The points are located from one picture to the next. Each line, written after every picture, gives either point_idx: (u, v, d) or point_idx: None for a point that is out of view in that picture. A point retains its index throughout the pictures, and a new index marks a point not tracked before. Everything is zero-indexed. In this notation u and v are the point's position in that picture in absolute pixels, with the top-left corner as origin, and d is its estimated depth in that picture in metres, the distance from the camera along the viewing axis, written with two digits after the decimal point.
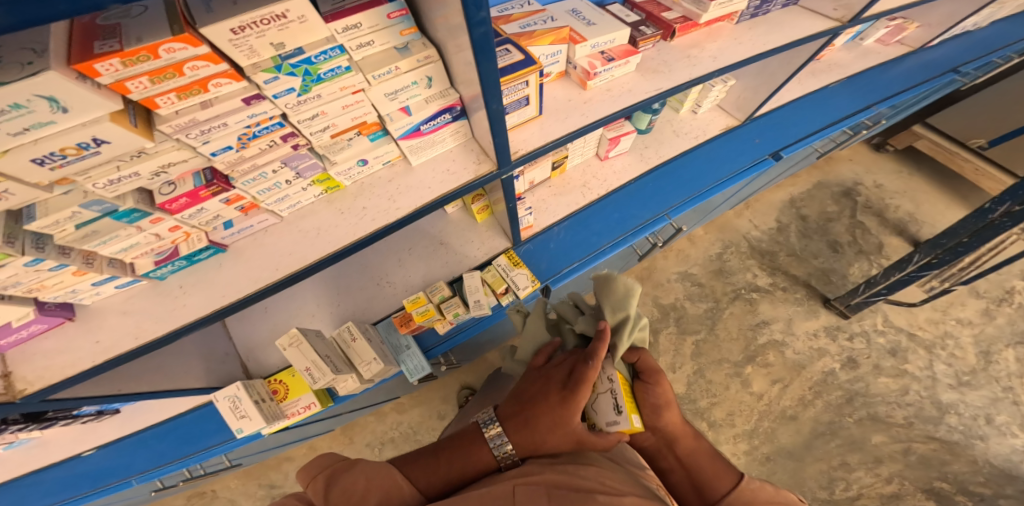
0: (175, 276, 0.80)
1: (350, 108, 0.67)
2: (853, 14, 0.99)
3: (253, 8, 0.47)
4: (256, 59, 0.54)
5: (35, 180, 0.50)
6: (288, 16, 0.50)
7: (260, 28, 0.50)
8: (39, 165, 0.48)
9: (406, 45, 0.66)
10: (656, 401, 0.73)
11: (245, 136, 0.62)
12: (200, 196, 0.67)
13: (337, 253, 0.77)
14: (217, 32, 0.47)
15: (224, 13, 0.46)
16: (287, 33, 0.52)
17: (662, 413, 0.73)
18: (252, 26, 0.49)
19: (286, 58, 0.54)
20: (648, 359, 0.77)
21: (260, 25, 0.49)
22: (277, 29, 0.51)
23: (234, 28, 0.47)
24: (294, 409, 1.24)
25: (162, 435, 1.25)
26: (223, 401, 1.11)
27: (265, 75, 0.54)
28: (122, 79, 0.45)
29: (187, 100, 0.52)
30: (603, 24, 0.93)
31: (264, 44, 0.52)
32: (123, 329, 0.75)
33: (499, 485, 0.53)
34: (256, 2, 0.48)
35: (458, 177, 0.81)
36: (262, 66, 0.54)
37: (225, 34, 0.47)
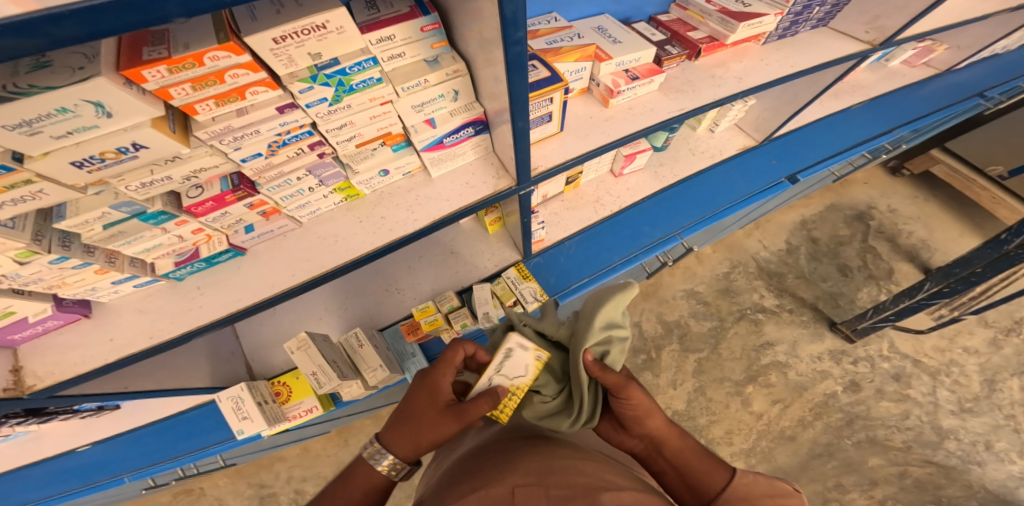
0: (192, 277, 0.81)
1: (377, 118, 0.64)
2: (885, 38, 0.98)
3: (297, 17, 0.45)
4: (293, 69, 0.51)
5: (71, 181, 0.50)
6: (327, 27, 0.48)
7: (300, 39, 0.47)
8: (77, 168, 0.48)
9: (436, 58, 0.64)
10: (633, 412, 0.67)
11: (275, 143, 0.59)
12: (226, 200, 0.67)
13: (356, 260, 0.77)
14: (260, 41, 0.44)
15: (269, 22, 0.45)
16: (325, 43, 0.50)
17: (640, 420, 0.66)
18: (293, 36, 0.46)
19: (321, 68, 0.51)
20: (610, 375, 0.66)
21: (300, 36, 0.47)
22: (316, 39, 0.49)
23: (276, 37, 0.45)
24: (296, 412, 1.24)
25: (162, 431, 1.32)
26: (226, 401, 1.12)
27: (301, 84, 0.51)
28: (166, 85, 0.44)
29: (224, 107, 0.50)
30: (629, 42, 0.93)
31: (302, 54, 0.49)
32: (136, 328, 0.76)
33: (498, 487, 0.50)
34: (298, 12, 0.46)
35: (477, 190, 0.81)
36: (299, 76, 0.51)
37: (267, 43, 0.45)
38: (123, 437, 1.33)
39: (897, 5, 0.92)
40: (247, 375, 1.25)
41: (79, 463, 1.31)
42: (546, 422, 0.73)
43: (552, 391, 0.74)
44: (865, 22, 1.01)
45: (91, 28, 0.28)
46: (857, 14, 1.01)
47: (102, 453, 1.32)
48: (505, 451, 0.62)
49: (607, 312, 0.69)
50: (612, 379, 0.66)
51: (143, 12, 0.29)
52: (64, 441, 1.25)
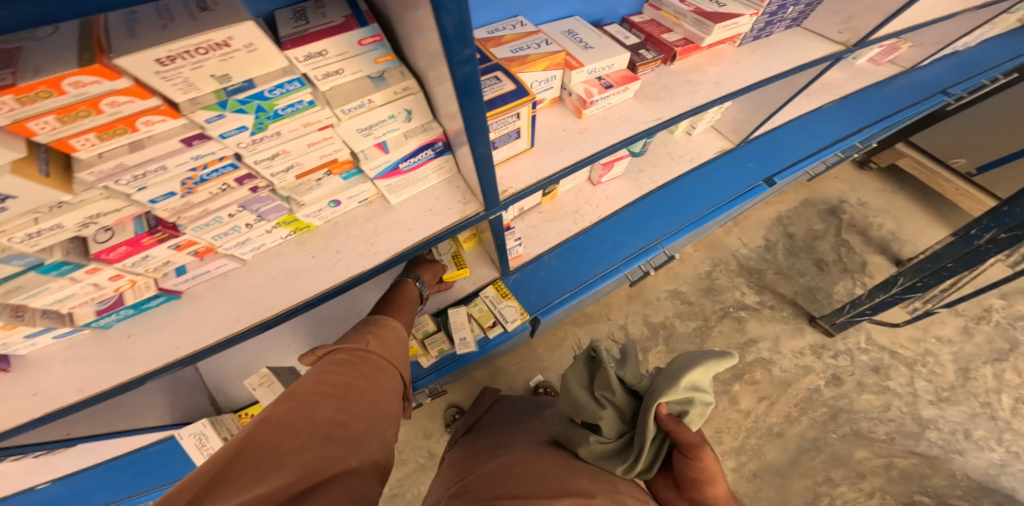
0: (122, 324, 0.70)
1: (316, 145, 0.56)
2: (859, 38, 0.94)
3: (188, 33, 0.35)
4: (194, 94, 0.42)
5: None
6: (231, 45, 0.38)
7: (196, 58, 0.38)
8: None
9: (383, 74, 0.56)
10: (697, 476, 0.74)
11: (190, 181, 0.50)
12: (143, 243, 0.57)
13: (309, 301, 0.69)
14: (138, 63, 0.35)
15: (151, 40, 0.35)
16: (232, 64, 0.40)
17: (702, 488, 0.74)
18: (185, 56, 0.37)
19: (232, 93, 0.42)
20: (687, 435, 0.72)
21: (196, 55, 0.37)
22: (218, 59, 0.39)
23: (161, 58, 0.36)
24: None
25: (126, 466, 1.24)
26: (188, 438, 1.08)
27: (206, 113, 0.42)
28: (21, 120, 0.35)
29: (112, 141, 0.42)
30: (602, 48, 0.86)
31: (203, 76, 0.40)
32: (63, 380, 0.65)
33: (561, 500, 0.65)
34: (191, 27, 0.36)
35: (443, 217, 0.74)
36: (202, 103, 0.42)
37: (150, 65, 0.36)
38: (85, 473, 1.24)
39: (871, 5, 0.89)
40: (212, 409, 1.19)
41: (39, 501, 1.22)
42: (602, 463, 0.79)
43: (612, 435, 0.81)
44: (839, 23, 0.97)
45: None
46: (830, 14, 0.97)
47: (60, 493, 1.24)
48: (559, 463, 0.79)
49: (696, 378, 0.72)
50: (686, 437, 0.72)
51: None
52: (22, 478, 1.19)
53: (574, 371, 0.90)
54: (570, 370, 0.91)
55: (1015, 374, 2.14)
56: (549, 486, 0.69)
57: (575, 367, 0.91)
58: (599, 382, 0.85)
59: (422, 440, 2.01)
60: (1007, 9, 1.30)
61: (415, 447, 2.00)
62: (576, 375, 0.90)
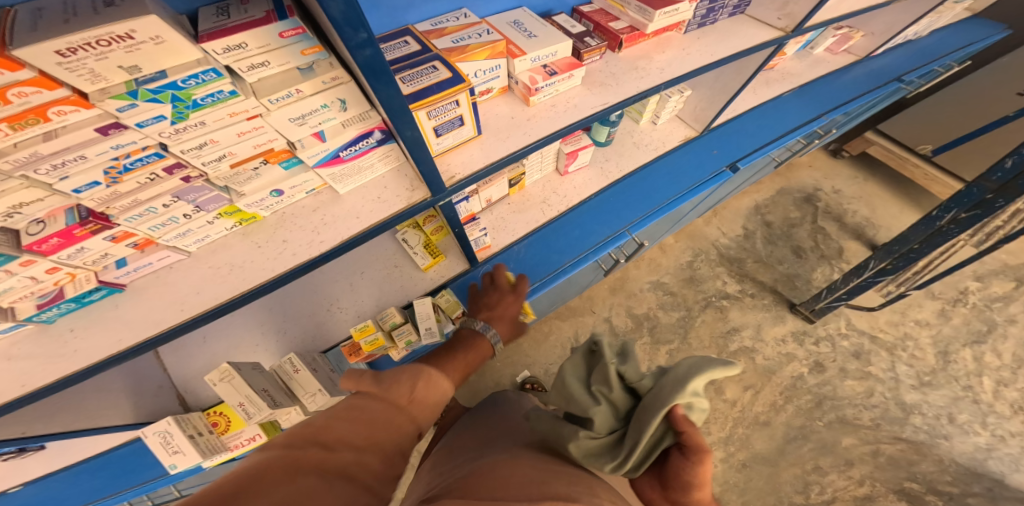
0: (66, 318, 0.68)
1: (247, 135, 0.57)
2: (796, 24, 0.97)
3: (86, 26, 0.37)
4: (103, 84, 0.42)
5: None
6: (135, 38, 0.40)
7: (100, 50, 0.39)
8: None
9: (312, 65, 0.57)
10: (691, 480, 0.62)
11: (114, 170, 0.50)
12: (75, 235, 0.56)
13: (256, 290, 0.69)
14: (36, 54, 0.35)
15: (50, 32, 0.36)
16: (139, 55, 0.42)
17: (692, 492, 0.62)
18: (87, 47, 0.38)
19: (143, 83, 0.43)
20: (697, 439, 0.60)
21: (98, 47, 0.38)
22: (124, 51, 0.40)
23: (61, 50, 0.37)
24: (237, 442, 1.23)
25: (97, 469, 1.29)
26: (153, 437, 1.06)
27: (116, 102, 0.43)
28: None
29: (24, 131, 0.41)
30: (545, 36, 0.89)
31: (111, 68, 0.41)
32: (4, 377, 0.63)
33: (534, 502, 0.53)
34: (92, 21, 0.37)
35: (390, 205, 0.76)
36: (112, 92, 0.43)
37: (50, 57, 0.36)
38: (57, 476, 1.30)
39: None
40: (181, 408, 1.18)
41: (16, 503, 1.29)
42: (590, 462, 0.67)
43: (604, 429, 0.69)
44: (777, 9, 1.00)
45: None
46: (769, 0, 1.01)
47: (37, 494, 1.29)
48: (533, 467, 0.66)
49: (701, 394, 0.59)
50: (694, 441, 0.60)
51: None
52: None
53: (573, 364, 0.81)
54: (569, 362, 0.82)
55: (994, 356, 2.18)
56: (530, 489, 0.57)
57: (575, 364, 0.80)
58: (597, 377, 0.74)
59: None
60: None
61: None
62: (573, 369, 0.79)
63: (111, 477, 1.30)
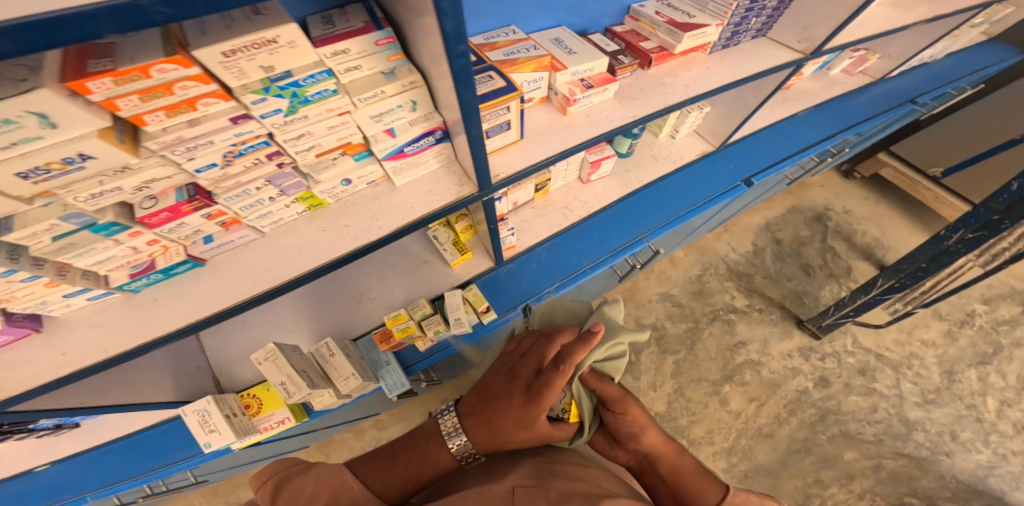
0: (150, 289, 0.76)
1: (336, 128, 0.67)
2: (815, 47, 1.05)
3: (244, 32, 0.47)
4: (245, 81, 0.52)
5: (17, 193, 0.47)
6: (279, 41, 0.50)
7: (251, 52, 0.49)
8: (22, 179, 0.45)
9: (393, 70, 0.67)
10: (630, 429, 0.71)
11: (231, 154, 0.59)
12: (181, 211, 0.64)
13: (321, 269, 0.76)
14: (207, 55, 0.46)
15: (219, 36, 0.46)
16: (277, 57, 0.52)
17: (639, 439, 0.71)
18: (243, 50, 0.48)
19: (274, 80, 0.54)
20: (610, 388, 0.71)
21: (251, 49, 0.49)
22: (268, 53, 0.51)
23: (226, 51, 0.47)
24: (267, 424, 1.19)
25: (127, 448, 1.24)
26: (191, 415, 1.07)
27: (253, 96, 0.53)
28: (113, 97, 0.44)
29: (175, 118, 0.51)
30: (584, 53, 0.98)
31: (254, 67, 0.51)
32: (91, 341, 0.71)
33: (499, 485, 0.58)
34: (249, 28, 0.48)
35: (440, 198, 0.84)
36: (251, 88, 0.53)
37: (216, 57, 0.47)
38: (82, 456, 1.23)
39: (821, 17, 1.00)
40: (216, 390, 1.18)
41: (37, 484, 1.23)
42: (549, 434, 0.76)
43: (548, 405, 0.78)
44: (797, 33, 1.08)
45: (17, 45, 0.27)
46: (789, 25, 1.08)
47: (61, 474, 1.23)
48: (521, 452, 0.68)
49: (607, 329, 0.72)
50: (611, 391, 0.71)
51: None
52: (20, 461, 1.20)
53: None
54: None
55: (999, 377, 2.20)
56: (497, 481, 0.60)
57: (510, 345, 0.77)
58: None
59: None
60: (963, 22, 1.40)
61: None
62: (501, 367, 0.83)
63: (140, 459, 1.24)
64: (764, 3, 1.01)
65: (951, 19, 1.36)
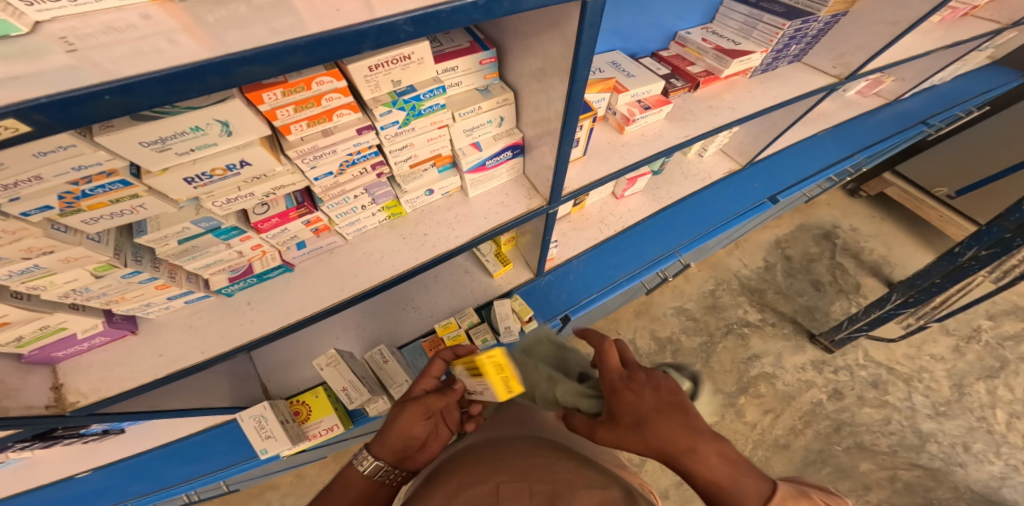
0: (242, 293, 0.80)
1: (433, 140, 0.71)
2: (849, 72, 1.13)
3: (388, 48, 0.53)
4: (376, 93, 0.57)
5: (175, 196, 0.52)
6: (412, 58, 0.56)
7: (388, 68, 0.55)
8: (187, 184, 0.50)
9: (487, 87, 0.73)
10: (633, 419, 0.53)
11: (346, 162, 0.64)
12: (289, 217, 0.69)
13: (403, 274, 0.80)
14: (357, 68, 0.52)
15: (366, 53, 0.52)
16: (408, 72, 0.57)
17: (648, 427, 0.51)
18: (384, 65, 0.54)
19: (400, 93, 0.58)
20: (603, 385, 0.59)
21: (389, 65, 0.54)
22: (401, 69, 0.56)
23: (371, 66, 0.53)
24: (316, 432, 1.18)
25: (169, 456, 1.25)
26: (248, 421, 1.08)
27: (383, 108, 0.58)
28: (275, 107, 0.49)
29: (313, 128, 0.55)
30: (641, 76, 1.04)
31: (387, 81, 0.57)
32: (186, 343, 0.74)
33: (480, 482, 0.49)
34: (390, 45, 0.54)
35: (512, 209, 0.87)
36: (381, 101, 0.58)
37: (362, 70, 0.53)
38: (125, 463, 1.24)
39: (858, 44, 1.08)
40: (264, 395, 1.20)
41: (75, 492, 1.22)
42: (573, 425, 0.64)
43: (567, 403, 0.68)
44: (832, 59, 1.16)
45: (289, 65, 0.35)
46: (824, 51, 1.16)
47: (100, 481, 1.23)
48: (513, 441, 0.59)
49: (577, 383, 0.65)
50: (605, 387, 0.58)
51: (344, 44, 0.37)
52: (65, 466, 1.17)
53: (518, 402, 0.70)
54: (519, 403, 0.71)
55: (1007, 390, 2.26)
56: (466, 476, 0.51)
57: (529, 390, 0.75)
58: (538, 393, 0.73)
59: None
60: (975, 47, 1.51)
61: None
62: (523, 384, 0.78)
63: (188, 462, 1.26)
64: (805, 32, 1.08)
65: (963, 46, 1.47)
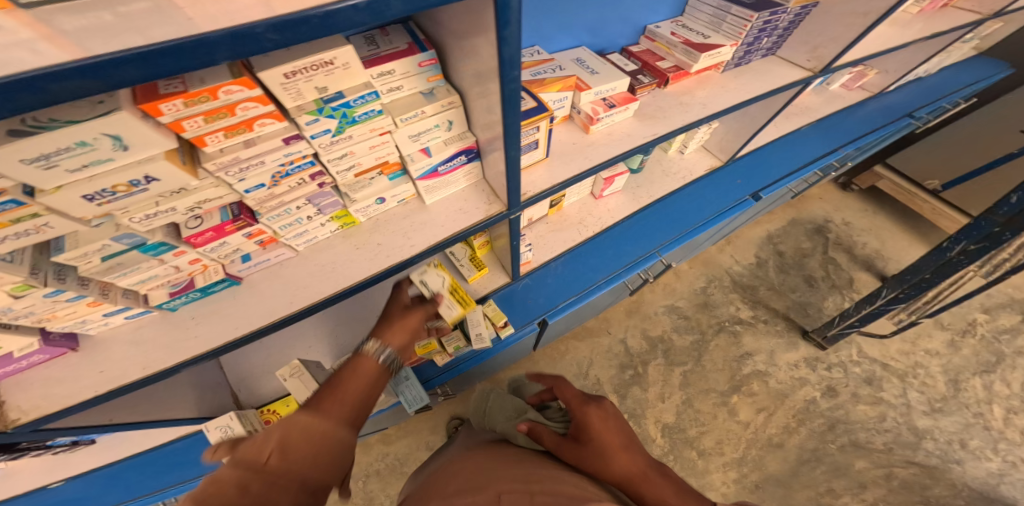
0: (187, 307, 0.77)
1: (376, 148, 0.69)
2: (824, 65, 1.10)
3: (306, 54, 0.50)
4: (300, 101, 0.55)
5: (80, 214, 0.50)
6: (334, 63, 0.53)
7: (309, 73, 0.52)
8: (88, 201, 0.48)
9: (432, 90, 0.70)
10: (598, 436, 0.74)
11: (279, 174, 0.62)
12: (225, 230, 0.66)
13: (355, 287, 0.77)
14: (271, 75, 0.49)
15: (281, 59, 0.50)
16: (332, 78, 0.55)
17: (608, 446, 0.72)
18: (303, 71, 0.51)
19: (327, 100, 0.56)
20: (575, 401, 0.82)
21: (309, 70, 0.52)
22: (323, 74, 0.54)
23: (287, 72, 0.50)
24: None
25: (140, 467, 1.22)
26: (213, 432, 1.05)
27: (308, 117, 0.56)
28: (180, 118, 0.46)
29: (233, 139, 0.53)
30: (606, 73, 1.01)
31: (310, 88, 0.54)
32: (130, 359, 0.71)
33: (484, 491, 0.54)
34: (308, 50, 0.51)
35: (470, 216, 0.85)
36: (306, 109, 0.55)
37: (278, 77, 0.50)
38: (102, 472, 1.20)
39: (831, 37, 1.05)
40: (234, 405, 1.20)
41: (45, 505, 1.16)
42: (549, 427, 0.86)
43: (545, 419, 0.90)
44: (806, 52, 1.12)
45: (143, 71, 0.33)
46: (798, 44, 1.13)
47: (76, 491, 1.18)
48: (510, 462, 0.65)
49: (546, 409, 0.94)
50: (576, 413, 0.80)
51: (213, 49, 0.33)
52: (37, 477, 1.15)
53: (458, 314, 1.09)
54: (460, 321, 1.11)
55: (1004, 385, 2.22)
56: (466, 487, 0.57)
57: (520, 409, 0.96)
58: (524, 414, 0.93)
59: (427, 451, 2.00)
60: (958, 37, 1.47)
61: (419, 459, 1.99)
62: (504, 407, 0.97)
63: (163, 472, 1.24)
64: (775, 24, 1.05)
65: (945, 36, 1.43)
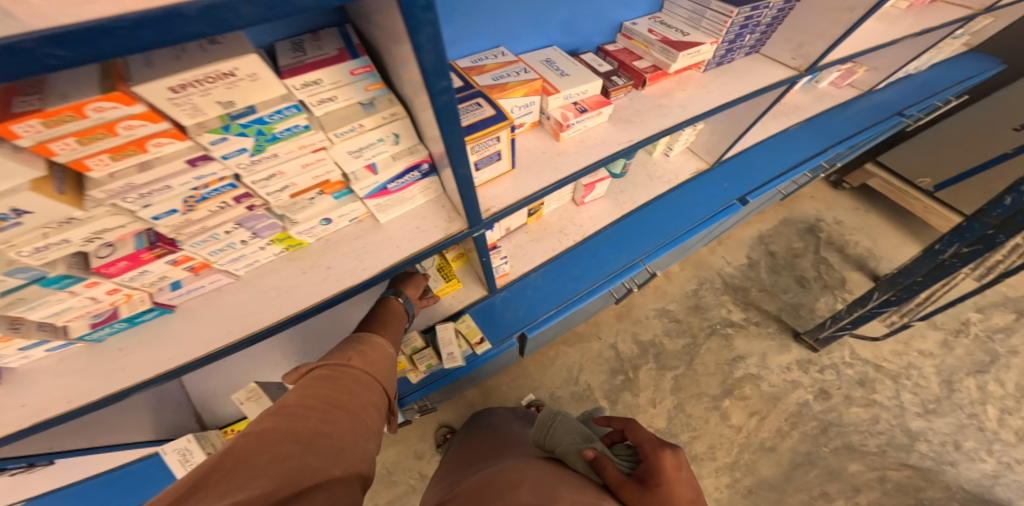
0: (115, 337, 0.69)
1: (310, 166, 0.62)
2: (809, 64, 1.03)
3: (197, 65, 0.42)
4: (200, 118, 0.48)
5: None
6: (236, 74, 0.46)
7: (205, 87, 0.45)
8: None
9: (372, 100, 0.63)
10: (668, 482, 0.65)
11: (192, 199, 0.55)
12: (141, 259, 0.59)
13: (296, 316, 0.70)
14: (153, 90, 0.41)
15: (166, 70, 0.42)
16: (237, 91, 0.48)
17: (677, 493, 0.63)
18: (195, 84, 0.44)
19: (235, 117, 0.49)
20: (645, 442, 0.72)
21: (204, 83, 0.44)
22: (224, 87, 0.46)
23: (174, 86, 0.42)
24: None
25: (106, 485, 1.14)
26: (171, 454, 1.00)
27: (210, 136, 0.49)
28: (44, 141, 0.39)
29: (123, 161, 0.46)
30: (577, 75, 0.94)
31: (210, 102, 0.47)
32: (53, 391, 0.64)
33: None
34: (200, 60, 0.43)
35: (428, 235, 0.77)
36: (209, 127, 0.48)
37: (163, 92, 0.42)
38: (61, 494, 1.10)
39: (816, 33, 0.99)
40: (198, 426, 1.13)
41: None
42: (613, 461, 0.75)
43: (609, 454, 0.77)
44: (791, 50, 1.06)
45: None
46: (783, 41, 1.07)
47: None
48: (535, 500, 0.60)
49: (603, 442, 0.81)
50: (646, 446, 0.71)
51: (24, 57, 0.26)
52: None
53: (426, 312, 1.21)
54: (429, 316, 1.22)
55: (997, 385, 2.19)
56: None
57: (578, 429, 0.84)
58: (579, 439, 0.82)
59: (412, 461, 1.93)
60: (948, 34, 1.42)
61: (405, 468, 1.92)
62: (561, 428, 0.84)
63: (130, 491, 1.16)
64: (757, 20, 0.99)
65: (935, 33, 1.38)
